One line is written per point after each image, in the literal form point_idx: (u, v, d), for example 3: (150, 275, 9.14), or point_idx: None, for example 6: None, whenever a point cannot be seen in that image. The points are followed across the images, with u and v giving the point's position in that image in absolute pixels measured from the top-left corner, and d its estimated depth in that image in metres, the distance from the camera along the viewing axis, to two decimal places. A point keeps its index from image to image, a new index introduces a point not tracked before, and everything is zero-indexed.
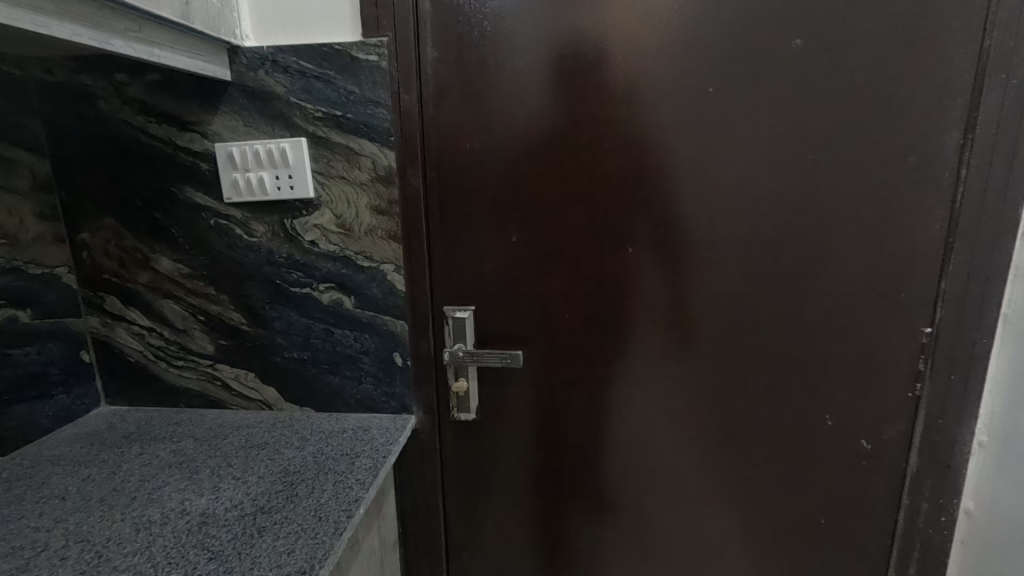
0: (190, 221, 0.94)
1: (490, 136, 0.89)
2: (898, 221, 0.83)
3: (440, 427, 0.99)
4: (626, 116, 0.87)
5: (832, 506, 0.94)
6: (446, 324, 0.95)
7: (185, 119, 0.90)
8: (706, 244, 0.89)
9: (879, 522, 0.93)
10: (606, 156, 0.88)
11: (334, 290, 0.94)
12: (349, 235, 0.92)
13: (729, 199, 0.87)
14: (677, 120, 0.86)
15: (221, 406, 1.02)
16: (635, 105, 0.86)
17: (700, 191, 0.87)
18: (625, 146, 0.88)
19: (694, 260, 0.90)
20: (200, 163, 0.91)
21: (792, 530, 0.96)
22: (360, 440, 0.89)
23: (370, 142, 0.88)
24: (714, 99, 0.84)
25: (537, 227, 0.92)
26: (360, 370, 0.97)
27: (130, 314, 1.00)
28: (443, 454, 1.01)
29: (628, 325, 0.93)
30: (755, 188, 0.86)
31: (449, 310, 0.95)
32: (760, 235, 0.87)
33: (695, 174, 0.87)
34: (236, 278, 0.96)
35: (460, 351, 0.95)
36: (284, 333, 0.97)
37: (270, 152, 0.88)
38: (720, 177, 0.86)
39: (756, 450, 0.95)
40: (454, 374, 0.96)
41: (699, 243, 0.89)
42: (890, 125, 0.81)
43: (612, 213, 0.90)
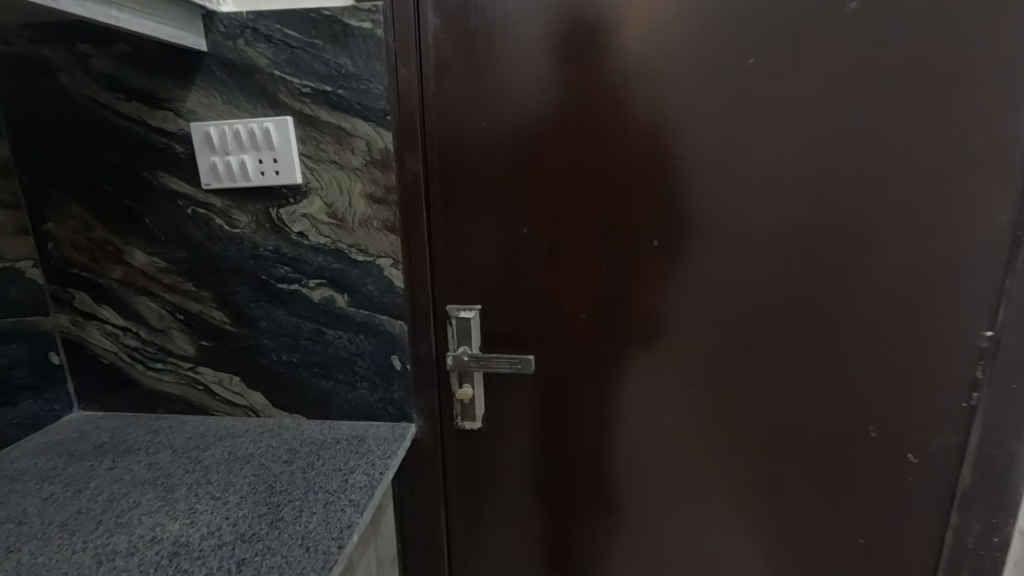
0: (166, 210, 0.85)
1: (498, 115, 0.80)
2: (959, 212, 0.74)
3: (442, 436, 0.91)
4: (653, 92, 0.77)
5: (873, 525, 0.86)
6: (449, 325, 0.87)
7: (156, 95, 0.80)
8: (740, 238, 0.80)
9: (924, 542, 0.85)
10: (629, 139, 0.79)
11: (326, 286, 0.85)
12: (341, 226, 0.83)
13: (767, 187, 0.78)
14: (710, 97, 0.76)
15: (204, 412, 0.94)
16: (663, 80, 0.76)
17: (735, 178, 0.78)
18: (652, 126, 0.78)
19: (725, 256, 0.81)
20: (175, 146, 0.82)
21: (827, 550, 0.88)
22: (354, 453, 0.81)
23: (364, 121, 0.79)
24: (754, 72, 0.74)
25: (550, 217, 0.83)
26: (355, 374, 0.88)
27: (103, 312, 0.91)
28: (446, 465, 0.93)
29: (650, 327, 0.85)
30: (799, 173, 0.76)
31: (452, 309, 0.86)
32: (801, 227, 0.78)
33: (729, 158, 0.77)
34: (217, 273, 0.87)
35: (464, 354, 0.86)
36: (271, 333, 0.88)
37: (252, 132, 0.79)
38: (757, 162, 0.77)
39: (790, 464, 0.86)
40: (457, 379, 0.88)
41: (732, 236, 0.80)
42: (953, 104, 0.71)
43: (635, 202, 0.81)
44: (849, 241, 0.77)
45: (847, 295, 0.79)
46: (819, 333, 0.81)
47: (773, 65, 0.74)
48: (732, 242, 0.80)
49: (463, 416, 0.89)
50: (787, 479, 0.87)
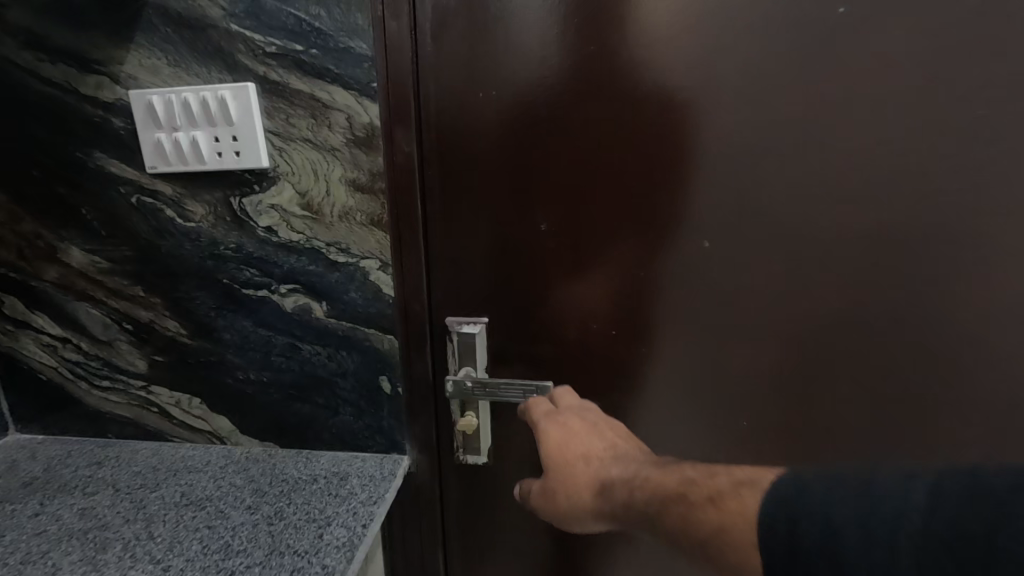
0: (106, 198, 0.70)
1: (510, 83, 0.65)
2: None
3: (439, 470, 0.77)
4: (706, 54, 0.61)
5: None
6: (448, 341, 0.72)
7: (86, 55, 0.65)
8: (817, 241, 0.63)
9: None
10: (675, 117, 0.63)
11: (300, 293, 0.70)
12: (318, 219, 0.68)
13: (854, 179, 0.61)
14: (783, 65, 0.60)
15: (160, 438, 0.79)
16: (720, 43, 0.61)
17: (813, 167, 0.62)
18: (706, 101, 0.62)
19: (795, 264, 0.65)
20: (112, 119, 0.66)
21: None
22: (333, 497, 0.67)
23: (343, 89, 0.63)
24: (838, 29, 0.59)
25: (574, 213, 0.67)
26: (337, 398, 0.73)
27: (37, 320, 0.77)
28: (443, 503, 0.78)
29: (695, 348, 0.69)
30: (896, 163, 0.60)
31: (452, 322, 0.71)
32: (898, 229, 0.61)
33: (804, 142, 0.61)
34: (170, 275, 0.72)
35: (467, 378, 0.71)
36: (236, 348, 0.74)
37: (205, 102, 0.63)
38: (841, 147, 0.61)
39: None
40: (458, 406, 0.73)
41: (805, 239, 0.64)
42: None
43: (680, 194, 0.65)
44: (960, 250, 0.60)
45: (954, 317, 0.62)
46: (917, 365, 0.64)
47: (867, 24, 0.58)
48: (805, 245, 0.64)
49: (465, 449, 0.74)
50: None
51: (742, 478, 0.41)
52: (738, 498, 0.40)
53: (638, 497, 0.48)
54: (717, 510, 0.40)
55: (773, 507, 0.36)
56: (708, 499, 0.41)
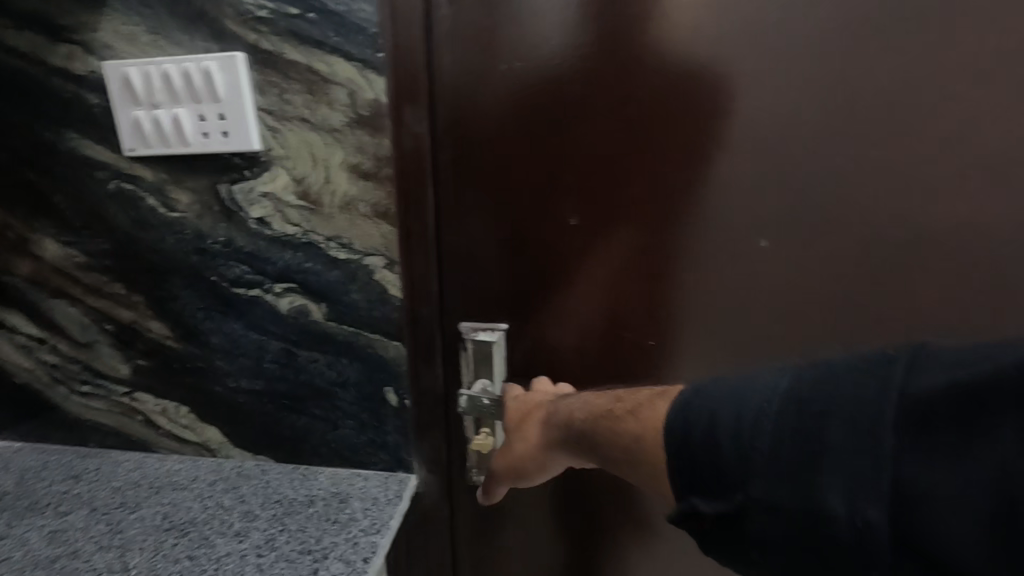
0: (81, 184, 0.62)
1: (537, 55, 0.56)
2: None
3: (450, 491, 0.69)
4: (768, 21, 0.52)
5: None
6: (461, 351, 0.64)
7: (57, 21, 0.57)
8: (900, 244, 0.54)
9: None
10: (731, 97, 0.54)
11: (296, 292, 0.62)
12: (316, 209, 0.60)
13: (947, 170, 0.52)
14: (866, 36, 0.51)
15: (144, 450, 0.72)
16: (789, 9, 0.52)
17: (898, 157, 0.53)
18: (770, 78, 0.53)
19: (871, 270, 0.55)
20: (86, 95, 0.59)
21: None
22: (330, 524, 0.59)
23: (344, 61, 0.55)
24: None
25: (610, 206, 0.59)
26: (337, 410, 0.66)
27: (11, 319, 0.70)
28: (453, 527, 0.71)
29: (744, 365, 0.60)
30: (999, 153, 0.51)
31: (466, 330, 0.63)
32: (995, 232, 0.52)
33: (888, 127, 0.52)
34: (152, 271, 0.65)
35: (484, 395, 0.62)
36: (226, 351, 0.66)
37: (187, 75, 0.56)
38: (934, 133, 0.51)
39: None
40: (471, 423, 0.65)
41: (884, 241, 0.54)
42: None
43: (734, 186, 0.56)
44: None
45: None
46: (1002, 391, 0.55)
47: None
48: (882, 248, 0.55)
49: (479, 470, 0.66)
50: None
51: (656, 392, 0.43)
52: (654, 407, 0.41)
53: (580, 411, 0.50)
54: (637, 419, 0.42)
55: (681, 420, 0.37)
56: (632, 412, 0.43)
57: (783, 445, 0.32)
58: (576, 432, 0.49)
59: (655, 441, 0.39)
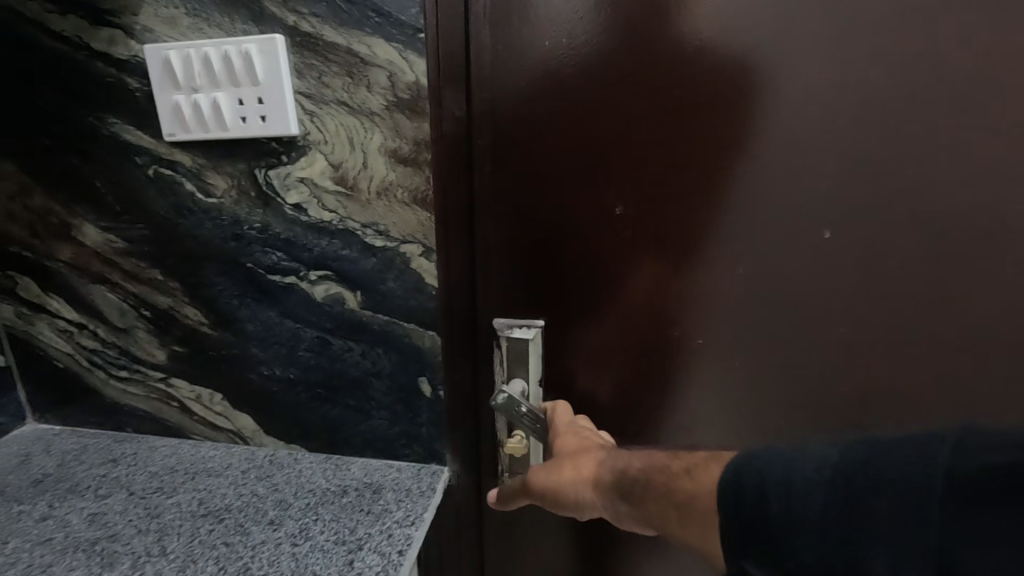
0: (120, 170, 0.63)
1: (578, 35, 0.54)
2: None
3: (482, 485, 0.68)
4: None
5: None
6: (494, 345, 0.64)
7: (100, 5, 0.57)
8: (965, 232, 0.51)
9: None
10: (790, 76, 0.52)
11: (332, 280, 0.62)
12: (353, 196, 0.59)
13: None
14: (938, 8, 0.48)
15: (178, 435, 0.73)
16: None
17: (965, 139, 0.50)
18: (831, 54, 0.51)
19: (932, 260, 0.53)
20: (127, 79, 0.59)
21: None
22: (364, 515, 0.59)
23: (384, 41, 0.54)
24: None
25: (658, 196, 0.57)
26: (370, 400, 0.65)
27: (52, 303, 0.71)
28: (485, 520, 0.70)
29: (794, 358, 0.58)
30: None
31: (500, 326, 0.63)
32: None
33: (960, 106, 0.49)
34: (189, 258, 0.65)
35: (521, 402, 0.61)
36: (261, 340, 0.66)
37: (227, 59, 0.55)
38: (1011, 112, 0.48)
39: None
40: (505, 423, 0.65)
41: (949, 229, 0.52)
42: None
43: (789, 172, 0.54)
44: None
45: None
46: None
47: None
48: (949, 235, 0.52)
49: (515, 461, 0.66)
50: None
51: (713, 454, 0.38)
52: (709, 469, 0.36)
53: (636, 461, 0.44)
54: (693, 480, 0.36)
55: (732, 484, 0.31)
56: (686, 471, 0.38)
57: (828, 535, 0.27)
58: (625, 482, 0.44)
59: (710, 508, 0.33)
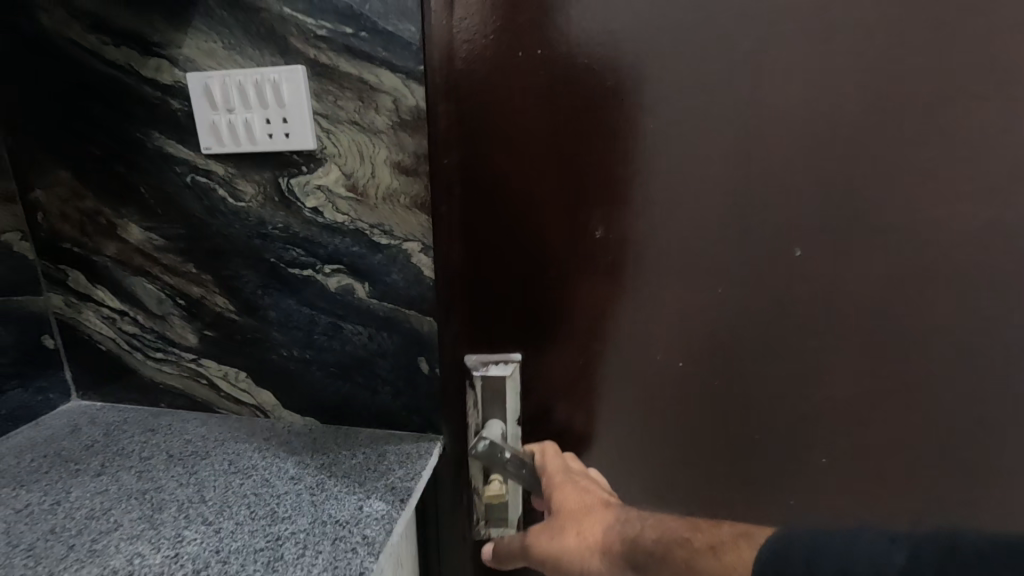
0: (162, 177, 0.73)
1: (532, 69, 0.65)
2: None
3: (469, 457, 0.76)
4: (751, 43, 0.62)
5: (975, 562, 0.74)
6: (468, 382, 0.75)
7: (148, 38, 0.67)
8: (848, 230, 0.66)
9: None
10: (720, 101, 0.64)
11: (344, 274, 0.72)
12: (363, 202, 0.69)
13: (891, 164, 0.63)
14: (830, 50, 0.61)
15: (207, 409, 0.83)
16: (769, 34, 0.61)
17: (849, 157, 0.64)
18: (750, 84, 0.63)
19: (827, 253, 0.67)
20: (170, 100, 0.69)
21: None
22: (371, 472, 0.68)
23: (391, 72, 0.64)
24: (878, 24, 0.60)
25: (618, 203, 0.68)
26: (376, 377, 0.75)
27: (97, 293, 0.81)
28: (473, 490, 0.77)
29: (727, 332, 0.71)
30: (931, 151, 0.62)
31: (473, 363, 0.75)
32: (927, 215, 0.64)
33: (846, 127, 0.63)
34: (220, 254, 0.75)
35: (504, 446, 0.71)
36: (281, 326, 0.76)
37: (258, 85, 0.65)
38: (882, 133, 0.62)
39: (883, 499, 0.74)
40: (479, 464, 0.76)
41: (840, 225, 0.66)
42: None
43: (721, 180, 0.66)
44: (984, 237, 0.64)
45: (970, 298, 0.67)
46: (934, 345, 0.68)
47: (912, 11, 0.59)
48: (839, 229, 0.66)
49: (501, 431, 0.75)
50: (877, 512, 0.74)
51: (739, 531, 0.46)
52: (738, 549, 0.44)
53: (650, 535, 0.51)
54: (719, 560, 0.44)
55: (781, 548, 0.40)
56: (711, 547, 0.46)
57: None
58: (641, 556, 0.50)
59: None
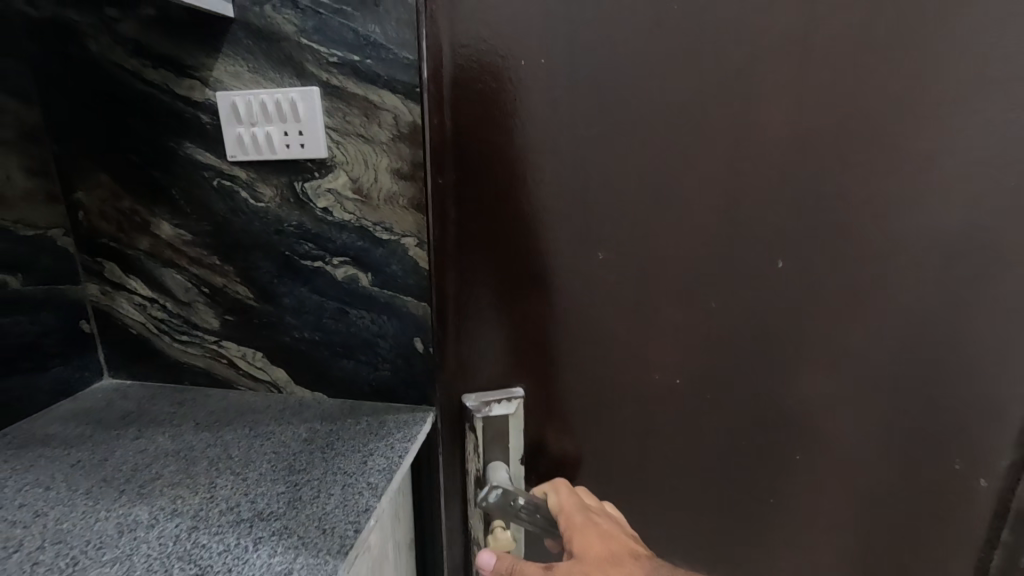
0: (192, 181, 0.84)
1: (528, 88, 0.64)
2: None
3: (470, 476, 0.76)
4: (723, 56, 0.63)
5: (927, 539, 0.81)
6: (468, 421, 0.74)
7: (183, 62, 0.78)
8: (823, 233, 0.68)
9: (965, 548, 0.82)
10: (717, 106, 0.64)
11: (350, 265, 0.83)
12: (367, 203, 0.80)
13: (861, 172, 0.66)
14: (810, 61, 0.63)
15: (227, 385, 0.94)
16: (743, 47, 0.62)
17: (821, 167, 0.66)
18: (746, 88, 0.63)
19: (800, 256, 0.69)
20: (201, 115, 0.80)
21: (881, 567, 0.82)
22: (374, 435, 0.79)
23: (392, 93, 0.75)
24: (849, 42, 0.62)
25: (616, 221, 0.68)
26: (377, 356, 0.86)
27: (130, 282, 0.91)
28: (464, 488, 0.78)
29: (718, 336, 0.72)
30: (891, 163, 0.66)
31: (474, 405, 0.73)
32: (897, 221, 0.67)
33: (828, 135, 0.65)
34: (242, 248, 0.86)
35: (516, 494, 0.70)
36: (294, 311, 0.87)
37: (278, 103, 0.76)
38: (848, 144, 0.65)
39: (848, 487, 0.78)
40: (478, 512, 0.78)
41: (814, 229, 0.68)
42: None
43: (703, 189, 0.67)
44: (946, 243, 0.68)
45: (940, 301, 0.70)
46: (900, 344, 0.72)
47: (896, 22, 0.61)
48: (816, 234, 0.68)
49: (496, 433, 0.75)
50: (847, 503, 0.79)
51: None
52: None
53: None
54: None
55: None
56: None
57: None
58: None
59: None
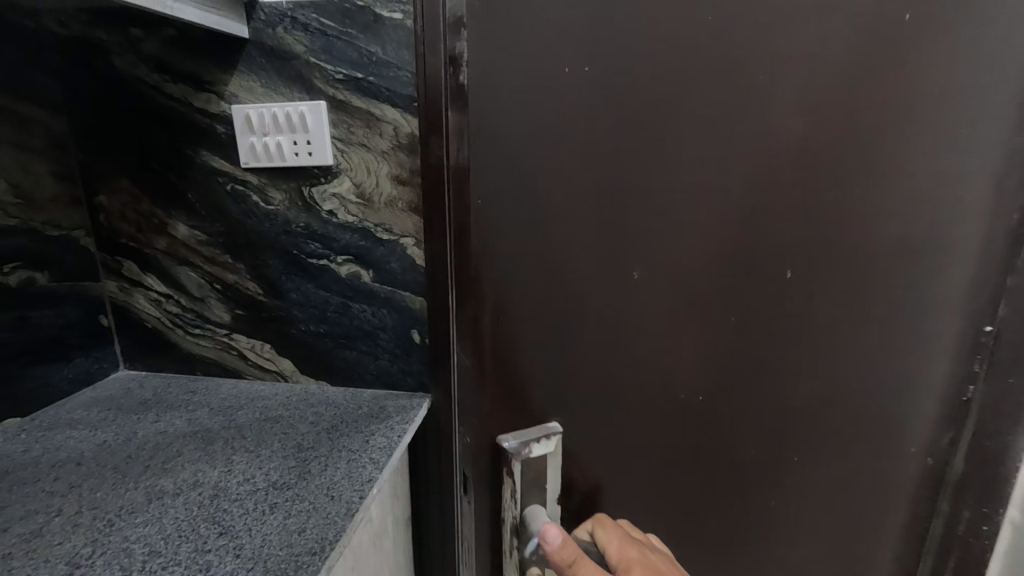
0: (207, 186, 0.91)
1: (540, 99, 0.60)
2: (979, 217, 0.74)
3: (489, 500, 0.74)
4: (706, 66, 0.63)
5: (879, 515, 0.87)
6: (506, 463, 0.71)
7: (201, 78, 0.86)
8: (796, 237, 0.71)
9: (913, 522, 0.89)
10: (724, 108, 0.64)
11: (353, 263, 0.91)
12: (368, 206, 0.88)
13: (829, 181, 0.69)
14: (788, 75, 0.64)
15: (237, 375, 1.01)
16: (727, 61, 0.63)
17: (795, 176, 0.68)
18: (748, 91, 0.64)
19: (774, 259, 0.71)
20: (217, 126, 0.88)
21: (841, 545, 0.88)
22: (374, 418, 0.87)
23: (392, 107, 0.83)
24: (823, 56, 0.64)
25: (636, 229, 0.67)
26: (377, 346, 0.94)
27: (147, 280, 0.98)
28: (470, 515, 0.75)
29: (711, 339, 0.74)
30: (854, 173, 0.69)
31: (513, 447, 0.70)
32: (857, 225, 0.72)
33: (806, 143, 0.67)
34: (253, 247, 0.93)
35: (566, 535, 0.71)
36: (301, 305, 0.94)
37: (289, 116, 0.84)
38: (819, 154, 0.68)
39: (813, 475, 0.83)
40: (515, 558, 0.75)
41: (788, 234, 0.71)
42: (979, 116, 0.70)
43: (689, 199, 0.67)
44: (899, 246, 0.73)
45: (910, 296, 0.76)
46: (859, 340, 0.77)
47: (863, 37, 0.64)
48: (790, 240, 0.71)
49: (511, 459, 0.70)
50: (822, 489, 0.84)
51: None
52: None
53: None
54: None
55: None
56: None
57: None
58: None
59: None
